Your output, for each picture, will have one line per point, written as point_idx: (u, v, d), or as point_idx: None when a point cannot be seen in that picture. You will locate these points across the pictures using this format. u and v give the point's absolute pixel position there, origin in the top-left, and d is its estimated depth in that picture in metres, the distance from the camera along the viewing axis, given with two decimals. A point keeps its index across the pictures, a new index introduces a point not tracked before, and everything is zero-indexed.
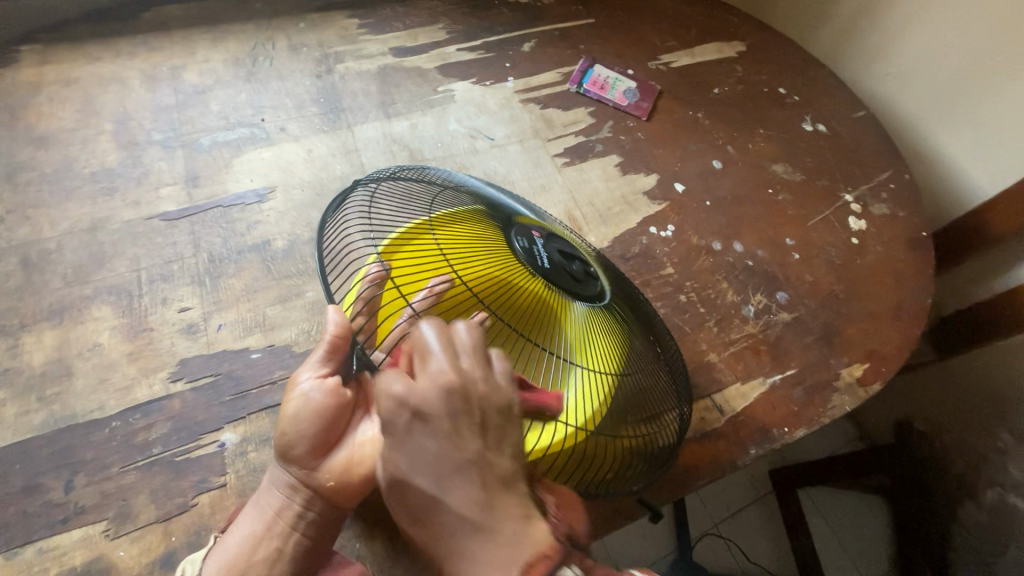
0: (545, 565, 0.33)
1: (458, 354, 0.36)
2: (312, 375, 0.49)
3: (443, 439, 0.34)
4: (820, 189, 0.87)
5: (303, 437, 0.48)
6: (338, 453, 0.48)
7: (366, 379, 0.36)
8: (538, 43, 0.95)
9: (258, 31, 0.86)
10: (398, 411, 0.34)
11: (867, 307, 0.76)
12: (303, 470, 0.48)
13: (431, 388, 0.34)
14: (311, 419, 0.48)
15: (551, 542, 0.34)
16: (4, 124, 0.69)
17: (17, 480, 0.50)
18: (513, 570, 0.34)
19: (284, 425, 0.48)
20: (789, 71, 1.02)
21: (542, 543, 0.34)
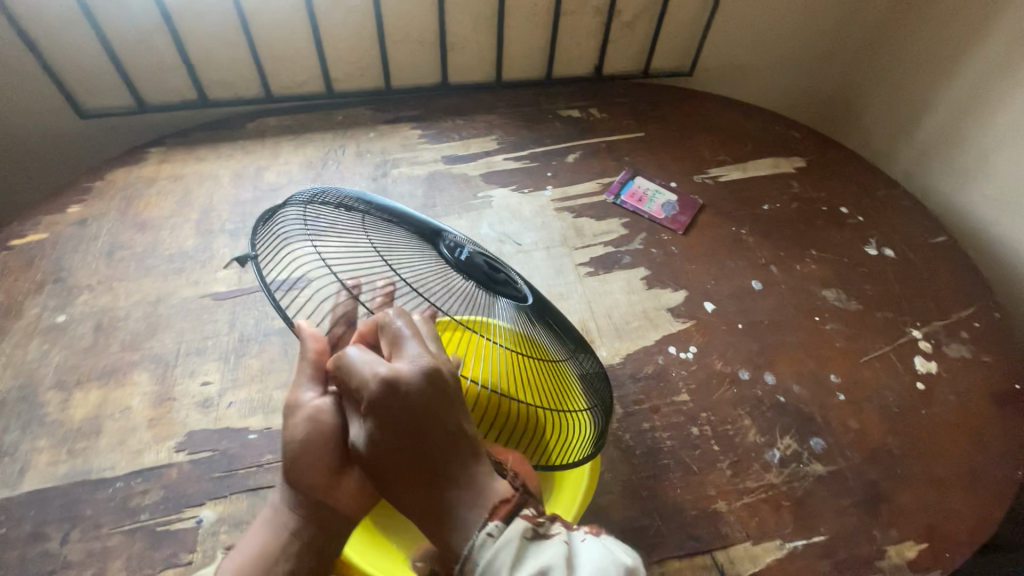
0: (506, 506, 0.43)
1: (418, 336, 0.46)
2: (312, 393, 0.51)
3: (429, 408, 0.43)
4: (879, 321, 0.78)
5: (311, 454, 0.49)
6: (352, 473, 0.50)
7: (352, 368, 0.45)
8: (582, 154, 0.98)
9: (334, 139, 0.98)
10: (385, 383, 0.42)
11: (930, 470, 0.64)
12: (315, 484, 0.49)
13: (411, 367, 0.43)
14: (322, 435, 0.49)
15: (509, 489, 0.44)
16: (120, 209, 0.85)
17: (26, 526, 0.56)
18: (483, 512, 0.43)
19: (287, 441, 0.50)
20: (854, 189, 0.94)
21: (503, 491, 0.44)
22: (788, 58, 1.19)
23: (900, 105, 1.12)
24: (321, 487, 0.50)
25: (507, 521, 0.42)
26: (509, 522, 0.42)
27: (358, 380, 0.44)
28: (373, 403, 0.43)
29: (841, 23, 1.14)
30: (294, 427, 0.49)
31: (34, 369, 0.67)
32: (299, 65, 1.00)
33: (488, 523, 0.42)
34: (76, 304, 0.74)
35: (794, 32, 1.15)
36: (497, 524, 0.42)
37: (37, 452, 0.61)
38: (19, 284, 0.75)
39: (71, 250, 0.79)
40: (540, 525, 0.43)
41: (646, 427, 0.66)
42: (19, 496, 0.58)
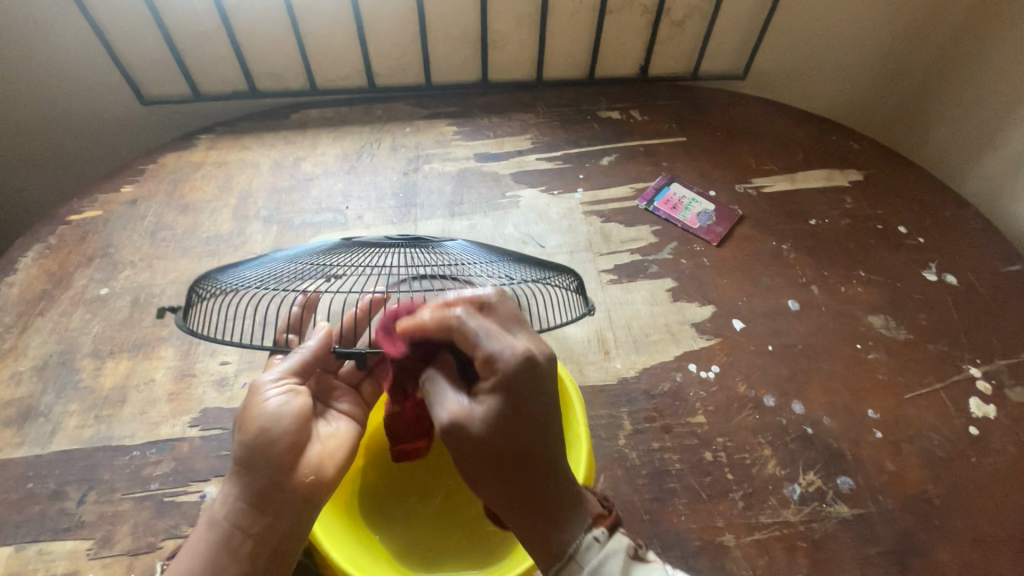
0: (603, 518, 0.48)
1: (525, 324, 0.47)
2: (278, 388, 0.50)
3: (547, 391, 0.45)
4: (931, 354, 0.71)
5: (285, 433, 0.49)
6: (311, 452, 0.50)
7: (480, 343, 0.44)
8: (618, 157, 0.93)
9: (372, 132, 0.97)
10: (523, 367, 0.43)
11: (973, 527, 0.59)
12: (277, 467, 0.48)
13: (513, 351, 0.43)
14: (287, 421, 0.49)
15: (602, 507, 0.49)
16: (167, 191, 0.88)
17: (52, 483, 0.60)
18: (587, 520, 0.47)
19: (253, 433, 0.47)
20: (917, 206, 0.85)
21: (599, 507, 0.49)
22: (852, 62, 1.10)
23: (974, 120, 1.03)
24: (287, 463, 0.48)
25: (612, 531, 0.47)
26: (613, 532, 0.47)
27: (489, 357, 0.43)
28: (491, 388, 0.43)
29: (916, 26, 1.04)
30: (265, 408, 0.48)
31: (74, 337, 0.72)
32: (343, 59, 1.01)
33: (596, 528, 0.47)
34: (118, 278, 0.78)
35: (861, 33, 1.06)
36: (602, 532, 0.46)
37: (68, 415, 0.65)
38: (71, 256, 0.80)
39: (119, 227, 0.84)
40: (637, 548, 0.47)
41: (655, 447, 0.63)
42: (49, 455, 0.62)
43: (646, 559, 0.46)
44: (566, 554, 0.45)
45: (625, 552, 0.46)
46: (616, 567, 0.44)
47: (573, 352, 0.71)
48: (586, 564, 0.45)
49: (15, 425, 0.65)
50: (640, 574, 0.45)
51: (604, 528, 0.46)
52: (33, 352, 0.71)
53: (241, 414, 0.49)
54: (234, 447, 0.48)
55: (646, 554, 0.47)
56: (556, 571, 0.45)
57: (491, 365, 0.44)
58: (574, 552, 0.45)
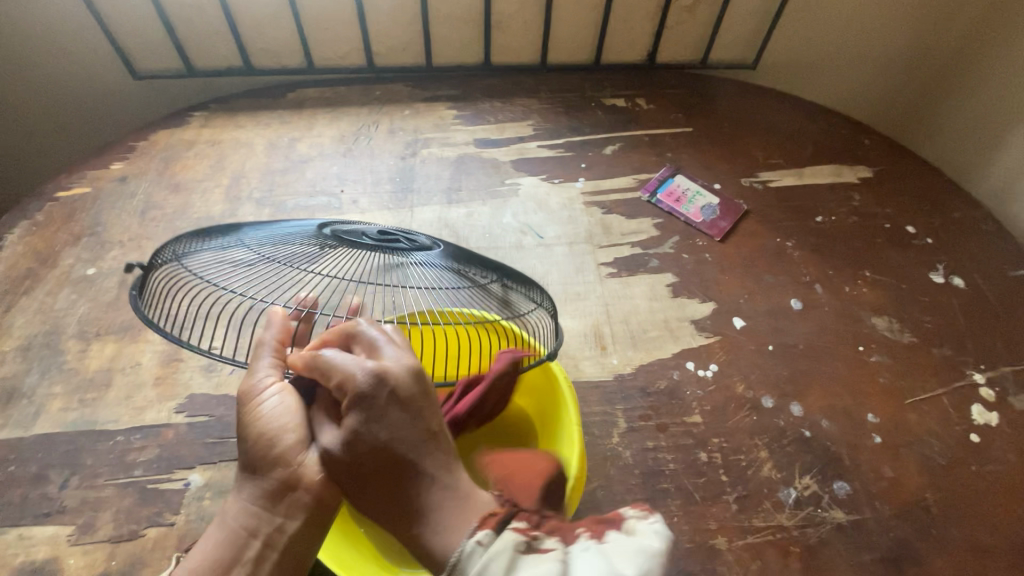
0: (495, 517, 0.39)
1: (401, 344, 0.43)
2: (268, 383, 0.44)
3: (416, 416, 0.40)
4: (934, 359, 0.69)
5: (283, 430, 0.43)
6: (320, 446, 0.43)
7: (332, 365, 0.41)
8: (622, 147, 0.91)
9: (369, 114, 0.94)
10: (371, 389, 0.39)
11: (970, 536, 0.58)
12: (284, 468, 0.42)
13: (400, 366, 0.41)
14: (287, 419, 0.43)
15: (496, 503, 0.40)
16: (158, 169, 0.86)
17: (34, 467, 0.59)
18: (471, 520, 0.38)
19: (256, 438, 0.43)
20: (926, 206, 0.83)
21: (491, 503, 0.40)
22: (867, 55, 1.07)
23: (991, 119, 1.00)
24: (293, 463, 0.42)
25: (497, 530, 0.38)
26: (500, 531, 0.38)
27: (340, 380, 0.40)
28: (359, 397, 0.39)
29: (937, 19, 1.01)
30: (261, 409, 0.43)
31: (60, 317, 0.70)
32: (341, 38, 0.98)
33: (477, 532, 0.38)
34: (106, 258, 0.76)
35: (879, 23, 1.02)
36: (486, 533, 0.38)
37: (52, 397, 0.64)
38: (58, 234, 0.78)
39: (108, 206, 0.81)
40: (533, 539, 0.38)
41: (649, 446, 0.62)
42: (32, 438, 0.61)
43: (542, 549, 0.37)
44: (449, 564, 0.37)
45: (510, 551, 0.36)
46: (497, 573, 0.36)
47: (569, 346, 0.70)
48: (470, 574, 0.36)
49: None
50: (530, 571, 0.35)
51: (488, 528, 0.37)
52: (18, 332, 0.69)
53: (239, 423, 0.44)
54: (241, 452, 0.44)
55: (542, 543, 0.38)
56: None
57: (344, 388, 0.40)
58: (458, 561, 0.37)
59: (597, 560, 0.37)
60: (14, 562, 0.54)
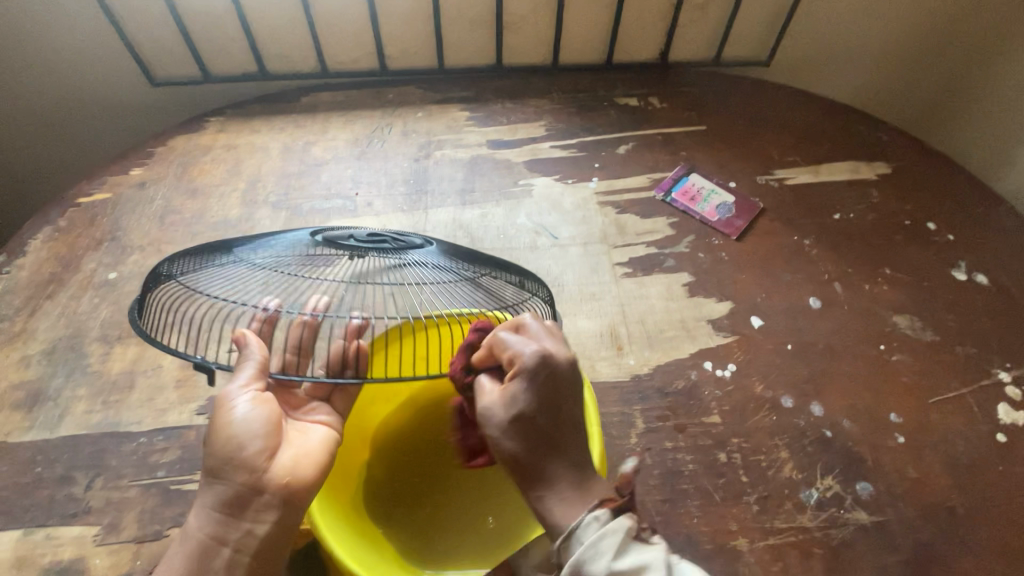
0: (610, 501, 0.43)
1: (554, 335, 0.48)
2: (245, 393, 0.48)
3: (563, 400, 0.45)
4: (958, 357, 0.68)
5: (251, 438, 0.48)
6: (284, 456, 0.49)
7: (506, 345, 0.46)
8: (635, 146, 0.90)
9: (382, 117, 0.95)
10: (544, 369, 0.44)
11: (998, 538, 0.57)
12: (249, 473, 0.47)
13: (563, 358, 0.46)
14: (255, 429, 0.48)
15: (611, 491, 0.45)
16: (176, 175, 0.87)
17: (60, 469, 0.60)
18: (590, 500, 0.43)
19: (222, 444, 0.47)
20: (947, 203, 0.82)
21: (604, 492, 0.45)
22: (883, 52, 1.06)
23: (1012, 115, 0.99)
24: (259, 469, 0.48)
25: (615, 513, 0.42)
26: (616, 516, 0.42)
27: (513, 360, 0.45)
28: (525, 372, 0.44)
29: (953, 13, 1.00)
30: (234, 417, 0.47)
31: (83, 321, 0.72)
32: (354, 42, 0.98)
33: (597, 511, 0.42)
34: (126, 263, 0.78)
35: (893, 21, 1.01)
36: (605, 512, 0.42)
37: (77, 400, 0.65)
38: (79, 240, 0.79)
39: (128, 211, 0.83)
40: (641, 529, 0.43)
41: (668, 446, 0.62)
42: (57, 439, 0.62)
43: (648, 540, 0.42)
44: (567, 529, 0.42)
45: (625, 533, 0.41)
46: (614, 545, 0.41)
47: (585, 347, 0.70)
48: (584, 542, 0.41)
49: (24, 408, 0.65)
50: (639, 554, 0.41)
51: (608, 508, 0.42)
52: (42, 335, 0.70)
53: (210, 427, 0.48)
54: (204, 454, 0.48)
55: (649, 538, 0.43)
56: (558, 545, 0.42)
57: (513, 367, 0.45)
58: (574, 529, 0.42)
59: (699, 573, 0.42)
60: (41, 561, 0.55)
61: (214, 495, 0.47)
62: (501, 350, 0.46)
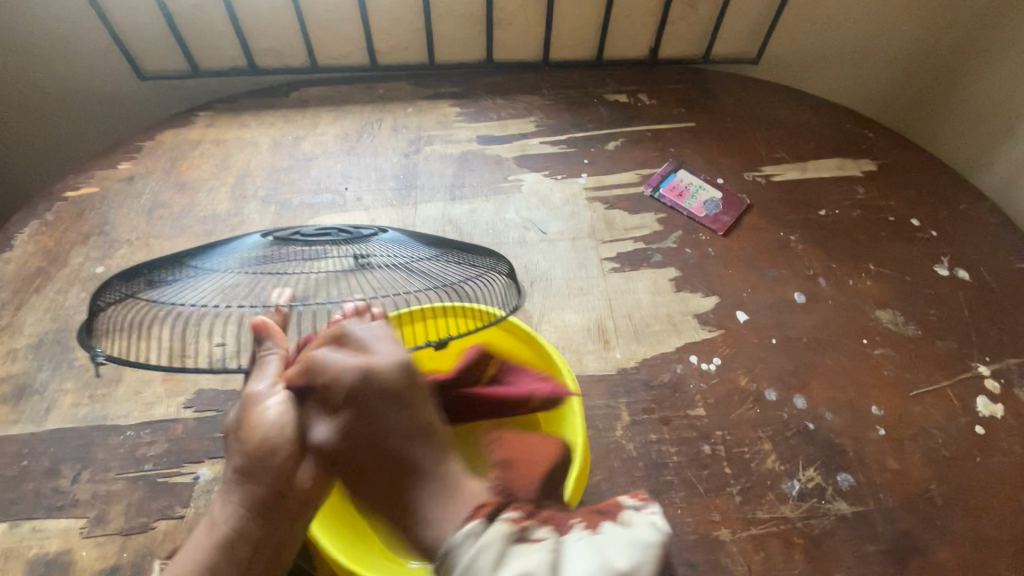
0: (484, 507, 0.38)
1: (392, 339, 0.42)
2: (275, 391, 0.45)
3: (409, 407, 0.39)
4: (939, 351, 0.69)
5: (282, 441, 0.44)
6: (312, 459, 0.46)
7: (322, 365, 0.40)
8: (624, 142, 0.91)
9: (372, 112, 0.95)
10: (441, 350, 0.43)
11: (975, 527, 0.58)
12: (276, 478, 0.44)
13: (387, 365, 0.39)
14: (287, 431, 0.44)
15: (487, 493, 0.39)
16: (164, 169, 0.87)
17: (46, 462, 0.60)
18: (463, 510, 0.38)
19: (255, 445, 0.44)
20: (930, 199, 0.83)
21: (479, 494, 0.39)
22: (868, 50, 1.07)
23: (995, 113, 1.00)
24: (285, 473, 0.44)
25: (489, 519, 0.37)
26: (490, 521, 0.37)
27: (330, 378, 0.39)
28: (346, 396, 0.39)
29: (937, 12, 1.01)
30: (263, 415, 0.44)
31: (70, 315, 0.72)
32: (344, 37, 0.98)
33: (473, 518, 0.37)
34: (114, 257, 0.77)
35: (878, 20, 1.02)
36: (478, 522, 0.37)
37: (64, 393, 0.65)
38: (67, 234, 0.79)
39: (116, 205, 0.82)
40: (523, 530, 0.38)
41: (653, 438, 0.62)
42: (44, 433, 0.62)
43: (531, 539, 0.37)
44: (439, 552, 0.37)
45: (502, 538, 0.36)
46: (490, 560, 0.35)
47: (572, 341, 0.70)
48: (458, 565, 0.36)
49: (10, 402, 0.64)
50: (523, 560, 0.36)
51: (480, 517, 0.37)
52: (29, 329, 0.70)
53: (240, 423, 0.45)
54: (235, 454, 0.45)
55: (533, 534, 0.38)
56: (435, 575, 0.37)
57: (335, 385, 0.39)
58: (446, 553, 0.36)
59: (590, 547, 0.38)
60: (27, 554, 0.55)
61: (242, 492, 0.45)
62: (322, 360, 0.40)
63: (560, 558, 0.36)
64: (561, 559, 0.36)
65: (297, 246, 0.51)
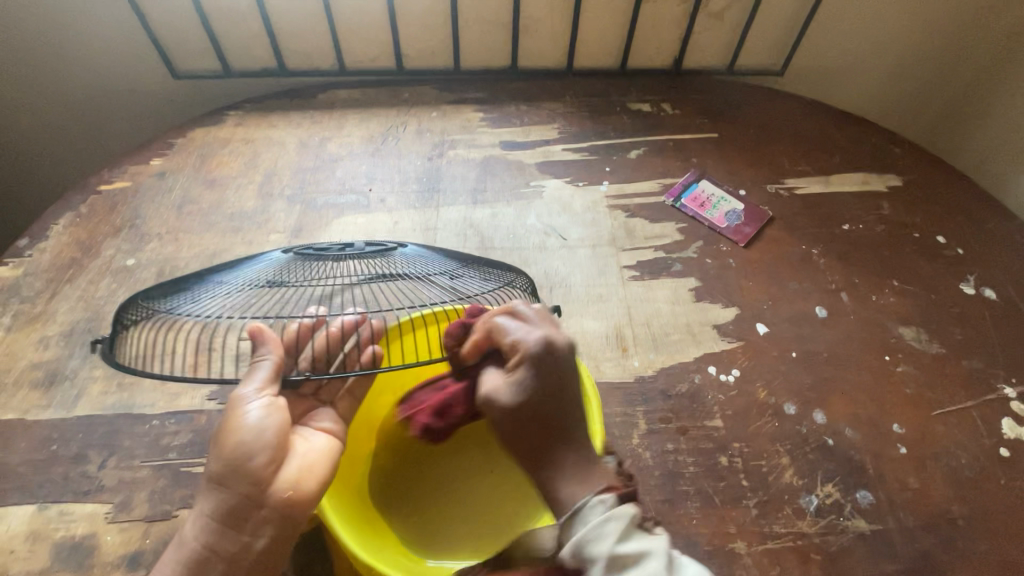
0: (615, 489, 0.43)
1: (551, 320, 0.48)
2: (262, 400, 0.47)
3: (564, 379, 0.44)
4: (963, 370, 0.68)
5: (263, 448, 0.47)
6: (289, 468, 0.49)
7: (506, 329, 0.46)
8: (646, 151, 0.91)
9: (397, 115, 0.96)
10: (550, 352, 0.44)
11: (999, 552, 0.57)
12: (253, 484, 0.47)
13: (544, 337, 0.45)
14: (266, 438, 0.47)
15: (615, 480, 0.44)
16: (194, 166, 0.89)
17: (74, 447, 0.62)
18: (598, 485, 0.43)
19: (230, 451, 0.47)
20: (957, 217, 0.82)
21: (611, 480, 0.44)
22: (895, 65, 1.06)
23: None
24: (264, 479, 0.47)
25: (622, 500, 0.42)
26: (623, 503, 0.41)
27: (514, 343, 0.45)
28: (535, 355, 0.44)
29: (966, 29, 1.00)
30: (249, 422, 0.47)
31: (101, 305, 0.74)
32: (372, 42, 1.00)
33: (604, 496, 0.41)
34: (144, 250, 0.79)
35: (904, 37, 1.02)
36: (611, 496, 0.41)
37: (93, 381, 0.67)
38: (100, 226, 0.81)
39: (147, 200, 0.85)
40: (646, 521, 0.42)
41: (669, 448, 0.62)
42: (73, 419, 0.64)
43: (652, 531, 0.41)
44: (572, 509, 0.42)
45: (630, 524, 0.40)
46: (615, 531, 0.40)
47: (590, 347, 0.70)
48: (589, 523, 0.40)
49: (42, 388, 0.66)
50: (642, 542, 0.40)
51: (614, 493, 0.41)
52: (61, 318, 0.72)
53: (222, 430, 0.48)
54: (212, 463, 0.47)
55: (653, 528, 0.42)
56: (559, 523, 0.42)
57: (519, 350, 0.45)
58: (581, 509, 0.41)
59: (699, 568, 0.42)
60: (54, 536, 0.57)
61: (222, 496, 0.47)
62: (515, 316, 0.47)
63: (674, 559, 0.40)
64: (673, 562, 0.41)
65: (316, 261, 0.53)
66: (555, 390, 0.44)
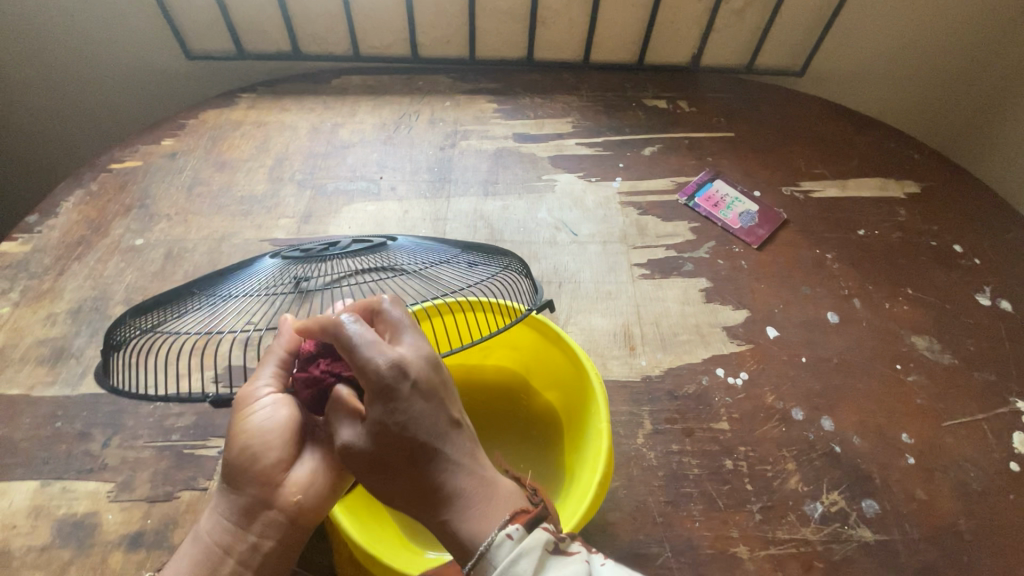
0: (524, 513, 0.40)
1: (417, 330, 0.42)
2: (271, 394, 0.47)
3: (437, 406, 0.40)
4: (975, 383, 0.67)
5: (270, 446, 0.46)
6: (299, 469, 0.47)
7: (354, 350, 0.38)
8: (661, 148, 0.90)
9: (411, 103, 0.95)
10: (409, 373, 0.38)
11: (1005, 567, 0.56)
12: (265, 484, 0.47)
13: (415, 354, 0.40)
14: (272, 438, 0.46)
15: (525, 502, 0.41)
16: (205, 147, 0.88)
17: (78, 425, 0.62)
18: (501, 514, 0.39)
19: (241, 451, 0.46)
20: (975, 226, 0.80)
21: (521, 501, 0.41)
22: (917, 69, 1.04)
23: None
24: (275, 482, 0.47)
25: (529, 528, 0.38)
26: (529, 529, 0.38)
27: (360, 363, 0.38)
28: (379, 389, 0.38)
29: (991, 34, 0.98)
30: (258, 418, 0.46)
31: (108, 284, 0.74)
32: (388, 28, 0.99)
33: (510, 524, 0.38)
34: (153, 230, 0.79)
35: (926, 42, 1.00)
36: (517, 528, 0.38)
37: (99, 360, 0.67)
38: (110, 205, 0.81)
39: (157, 179, 0.84)
40: (560, 540, 0.39)
41: (674, 449, 0.62)
42: (78, 397, 0.64)
43: (567, 551, 0.39)
44: (479, 550, 0.38)
45: (540, 550, 0.38)
46: (529, 568, 0.36)
47: (597, 345, 0.70)
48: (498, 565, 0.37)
49: (48, 363, 0.67)
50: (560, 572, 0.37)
51: (520, 523, 0.38)
52: (69, 295, 0.72)
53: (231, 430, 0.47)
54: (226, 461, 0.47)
55: (569, 546, 0.39)
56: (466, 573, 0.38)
57: (364, 375, 0.38)
58: (487, 550, 0.37)
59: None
60: (56, 512, 0.57)
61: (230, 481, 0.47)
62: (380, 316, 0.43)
63: None
64: None
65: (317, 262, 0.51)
66: (414, 427, 0.38)
